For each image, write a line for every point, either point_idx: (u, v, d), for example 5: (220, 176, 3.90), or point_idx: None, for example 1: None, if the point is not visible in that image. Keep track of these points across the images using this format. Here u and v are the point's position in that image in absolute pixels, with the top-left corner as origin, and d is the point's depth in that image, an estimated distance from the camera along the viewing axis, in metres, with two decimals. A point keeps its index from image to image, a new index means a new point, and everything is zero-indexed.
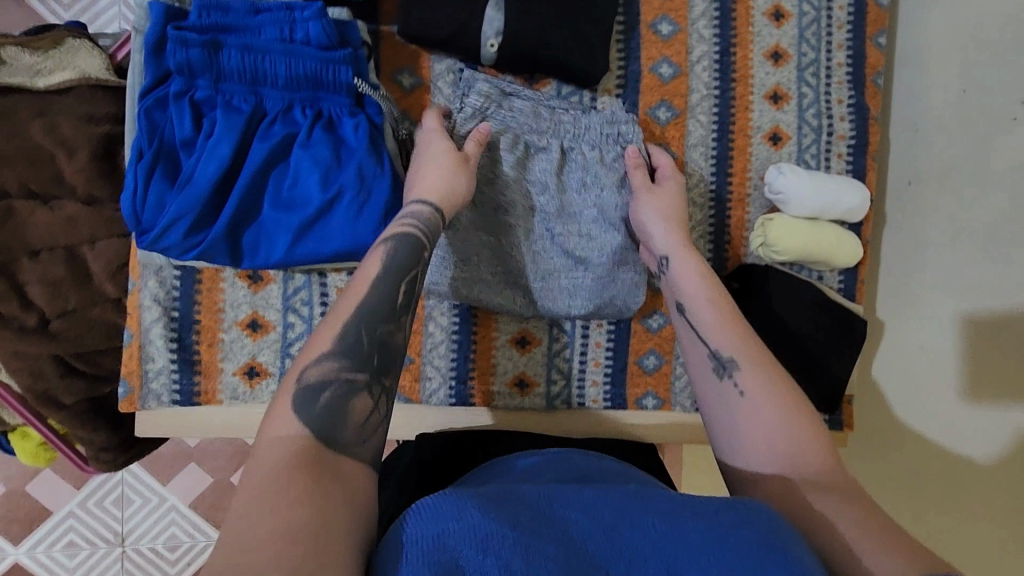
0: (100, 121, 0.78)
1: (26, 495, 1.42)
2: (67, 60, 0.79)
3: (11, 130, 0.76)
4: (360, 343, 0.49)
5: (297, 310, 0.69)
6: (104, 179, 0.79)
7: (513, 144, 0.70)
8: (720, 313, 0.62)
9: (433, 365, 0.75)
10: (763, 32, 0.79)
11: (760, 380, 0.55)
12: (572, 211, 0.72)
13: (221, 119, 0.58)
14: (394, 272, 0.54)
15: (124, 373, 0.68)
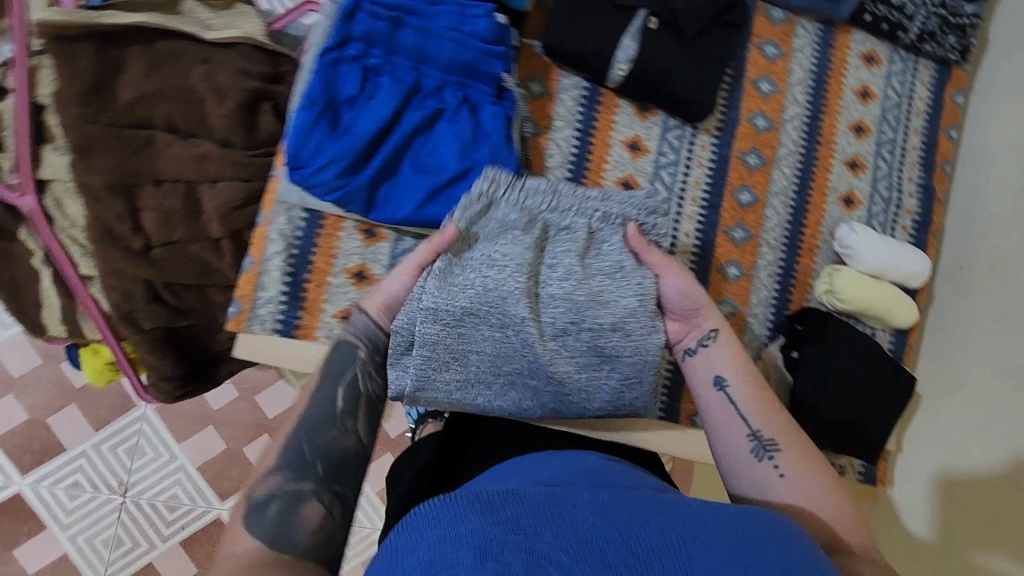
0: (252, 76, 0.87)
1: (47, 425, 1.46)
2: (235, 21, 0.88)
3: (175, 70, 0.85)
4: (303, 454, 0.60)
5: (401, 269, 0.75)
6: (242, 128, 0.87)
7: (528, 222, 0.69)
8: (760, 396, 0.65)
9: None
10: (850, 106, 0.88)
11: (795, 461, 0.60)
12: (604, 298, 0.69)
13: (386, 85, 0.67)
14: (333, 380, 0.64)
15: (238, 294, 0.73)
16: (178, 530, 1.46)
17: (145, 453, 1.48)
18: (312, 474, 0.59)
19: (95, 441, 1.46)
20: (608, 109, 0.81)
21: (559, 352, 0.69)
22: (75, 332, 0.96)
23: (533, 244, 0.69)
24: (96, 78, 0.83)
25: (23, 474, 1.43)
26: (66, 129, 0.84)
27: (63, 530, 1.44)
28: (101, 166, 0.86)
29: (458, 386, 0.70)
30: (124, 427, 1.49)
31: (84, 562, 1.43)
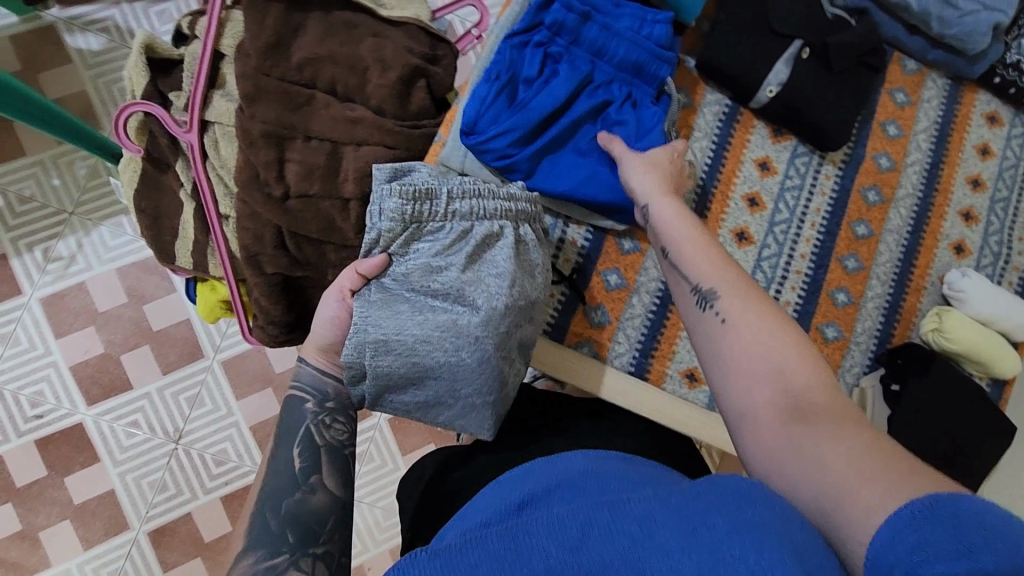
0: (414, 55, 0.95)
1: (118, 361, 1.48)
2: (406, 4, 0.98)
3: (347, 39, 0.94)
4: (271, 528, 0.66)
5: None
6: (396, 99, 0.94)
7: (459, 237, 0.74)
8: (695, 249, 0.67)
9: (624, 333, 0.85)
10: (969, 161, 0.92)
11: (737, 305, 0.61)
12: (527, 297, 0.77)
13: (564, 72, 0.76)
14: (289, 440, 0.72)
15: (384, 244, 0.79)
16: (222, 485, 1.48)
17: (204, 405, 1.50)
18: (286, 545, 0.65)
19: (159, 385, 1.48)
20: (744, 129, 0.87)
21: (502, 363, 0.76)
22: (199, 266, 1.02)
23: (464, 255, 0.75)
24: (277, 36, 0.92)
25: (89, 405, 1.46)
26: (241, 77, 0.92)
27: (114, 465, 1.46)
28: (262, 116, 0.93)
29: (413, 397, 0.77)
30: (187, 375, 1.50)
31: (127, 501, 1.45)
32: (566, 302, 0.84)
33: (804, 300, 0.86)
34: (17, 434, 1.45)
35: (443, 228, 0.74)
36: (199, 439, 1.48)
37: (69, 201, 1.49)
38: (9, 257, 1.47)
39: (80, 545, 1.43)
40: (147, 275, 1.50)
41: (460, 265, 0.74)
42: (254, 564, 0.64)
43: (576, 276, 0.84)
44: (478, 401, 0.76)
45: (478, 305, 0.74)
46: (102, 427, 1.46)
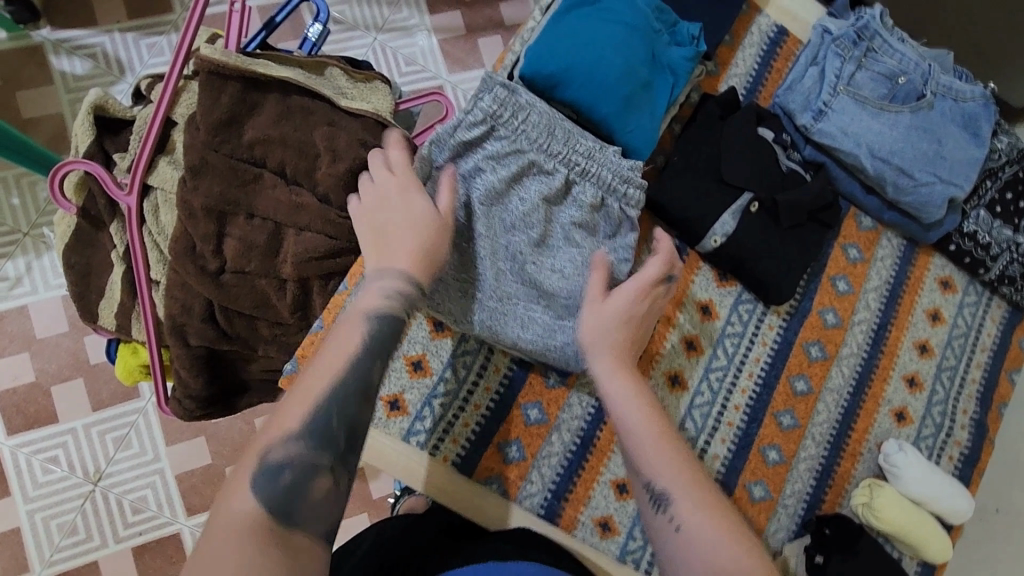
0: (368, 148, 0.93)
1: (48, 394, 1.41)
2: (367, 95, 0.98)
3: (302, 124, 0.93)
4: (330, 427, 0.65)
5: (456, 369, 0.89)
6: (344, 190, 0.93)
7: (511, 152, 0.78)
8: (648, 421, 0.70)
9: (539, 472, 0.89)
10: (918, 325, 0.90)
11: (691, 511, 0.65)
12: (550, 246, 0.83)
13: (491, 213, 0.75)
14: (372, 355, 0.69)
15: (300, 355, 0.93)
16: (136, 536, 1.39)
17: (131, 447, 1.42)
18: (335, 447, 0.64)
19: (86, 423, 1.41)
20: (689, 269, 0.85)
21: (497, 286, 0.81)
22: (123, 327, 0.98)
23: (513, 173, 0.79)
24: (230, 113, 0.90)
25: (7, 436, 1.39)
26: (188, 149, 0.89)
27: (25, 503, 1.38)
28: (205, 189, 0.90)
29: None
30: (118, 415, 1.43)
31: (31, 543, 1.37)
32: (488, 419, 0.89)
33: (734, 454, 0.83)
34: None
35: (511, 139, 0.78)
36: (118, 484, 1.41)
37: (24, 222, 1.44)
38: None
39: None
40: None
41: (501, 179, 0.79)
42: (302, 450, 0.63)
43: (498, 414, 0.89)
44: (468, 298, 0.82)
45: (492, 222, 0.80)
46: (17, 460, 1.39)
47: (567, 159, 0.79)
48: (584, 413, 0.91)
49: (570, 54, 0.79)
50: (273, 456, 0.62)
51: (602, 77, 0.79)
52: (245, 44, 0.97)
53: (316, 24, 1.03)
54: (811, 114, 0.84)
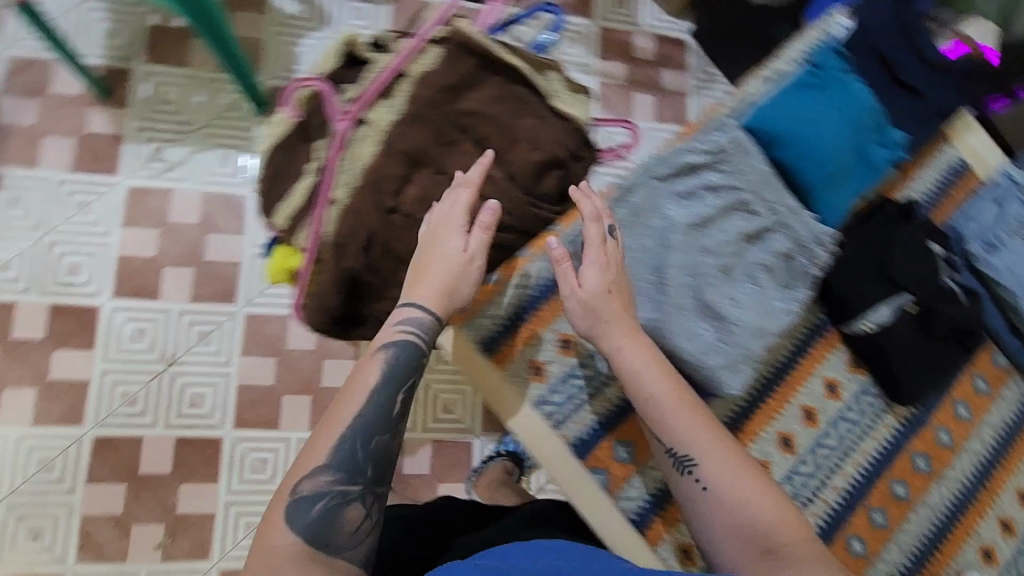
0: (562, 146, 1.02)
1: (159, 272, 1.62)
2: (575, 102, 1.05)
3: (514, 108, 1.01)
4: (358, 457, 0.85)
5: (585, 368, 1.30)
6: (529, 176, 1.01)
7: (727, 202, 1.18)
8: (679, 410, 1.02)
9: (631, 491, 1.26)
10: (1010, 501, 1.22)
11: (710, 476, 0.98)
12: (733, 279, 1.16)
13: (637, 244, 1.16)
14: (393, 383, 0.90)
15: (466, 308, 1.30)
16: (187, 424, 1.58)
17: (209, 344, 1.62)
18: (364, 476, 0.85)
19: (181, 310, 1.61)
20: (827, 347, 1.24)
21: (677, 291, 1.13)
22: (289, 230, 1.07)
23: (718, 210, 1.18)
24: (458, 81, 1.01)
25: (113, 297, 1.58)
26: (411, 99, 1.01)
27: (102, 361, 1.56)
28: (409, 137, 1.01)
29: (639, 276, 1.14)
30: (209, 312, 1.63)
31: (96, 398, 1.54)
32: (606, 416, 1.28)
33: (844, 502, 1.16)
34: (39, 292, 1.56)
35: (728, 177, 1.19)
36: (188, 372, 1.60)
37: (200, 118, 1.69)
38: (126, 140, 1.65)
39: (31, 418, 1.51)
40: (227, 210, 1.68)
41: (718, 204, 1.18)
42: (331, 482, 0.83)
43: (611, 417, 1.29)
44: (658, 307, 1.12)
45: (701, 247, 1.16)
46: (113, 322, 1.58)
47: (772, 211, 1.20)
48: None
49: (793, 129, 1.24)
50: (304, 490, 0.83)
51: (825, 125, 1.23)
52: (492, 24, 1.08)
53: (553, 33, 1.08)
54: (983, 244, 1.35)
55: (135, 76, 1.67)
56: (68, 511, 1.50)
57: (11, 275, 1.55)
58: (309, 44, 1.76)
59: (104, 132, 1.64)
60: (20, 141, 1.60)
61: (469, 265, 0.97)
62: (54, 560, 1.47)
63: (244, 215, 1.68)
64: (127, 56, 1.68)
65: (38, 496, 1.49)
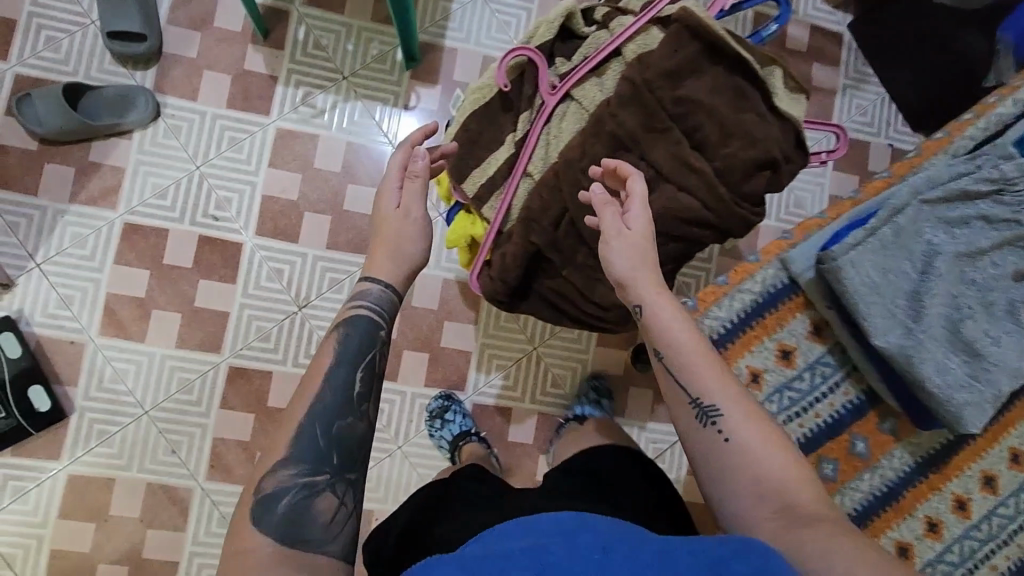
0: (779, 145, 0.98)
1: (298, 216, 1.66)
2: (792, 103, 1.01)
3: (733, 103, 0.98)
4: (320, 444, 0.95)
5: (818, 369, 1.26)
6: (738, 175, 0.98)
7: (1004, 234, 1.17)
8: (699, 355, 0.93)
9: (860, 486, 1.25)
10: None
11: (731, 423, 0.90)
12: (991, 311, 1.16)
13: (908, 259, 1.15)
14: (348, 363, 1.02)
15: (699, 297, 1.24)
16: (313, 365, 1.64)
17: (339, 292, 1.67)
18: (330, 464, 0.94)
19: (316, 255, 1.66)
20: None
21: (932, 321, 1.14)
22: (477, 198, 1.08)
23: (993, 243, 1.16)
24: (678, 67, 0.98)
25: (255, 235, 1.64)
26: (626, 81, 0.99)
27: (242, 295, 1.63)
28: (621, 119, 0.99)
29: (894, 283, 1.14)
30: (342, 261, 1.67)
31: (234, 331, 1.62)
32: (846, 413, 1.26)
33: None
34: (190, 222, 1.62)
35: (1014, 209, 1.18)
36: (318, 317, 1.65)
37: (348, 67, 1.70)
38: (279, 82, 1.67)
39: (174, 341, 1.60)
40: (367, 162, 1.69)
41: (996, 236, 1.17)
42: (296, 473, 0.93)
43: (841, 419, 1.26)
44: (902, 318, 1.14)
45: (964, 273, 1.16)
46: (253, 259, 1.64)
47: None
48: (911, 456, 1.26)
49: None
50: (269, 486, 0.92)
51: None
52: (716, 6, 1.03)
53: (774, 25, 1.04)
54: None
55: (291, 19, 1.68)
56: (203, 431, 1.60)
57: (166, 203, 1.62)
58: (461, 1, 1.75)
59: (258, 72, 1.67)
60: (182, 72, 1.64)
61: (407, 220, 1.09)
62: (187, 475, 1.58)
63: (383, 169, 1.70)
64: None
65: (176, 414, 1.59)
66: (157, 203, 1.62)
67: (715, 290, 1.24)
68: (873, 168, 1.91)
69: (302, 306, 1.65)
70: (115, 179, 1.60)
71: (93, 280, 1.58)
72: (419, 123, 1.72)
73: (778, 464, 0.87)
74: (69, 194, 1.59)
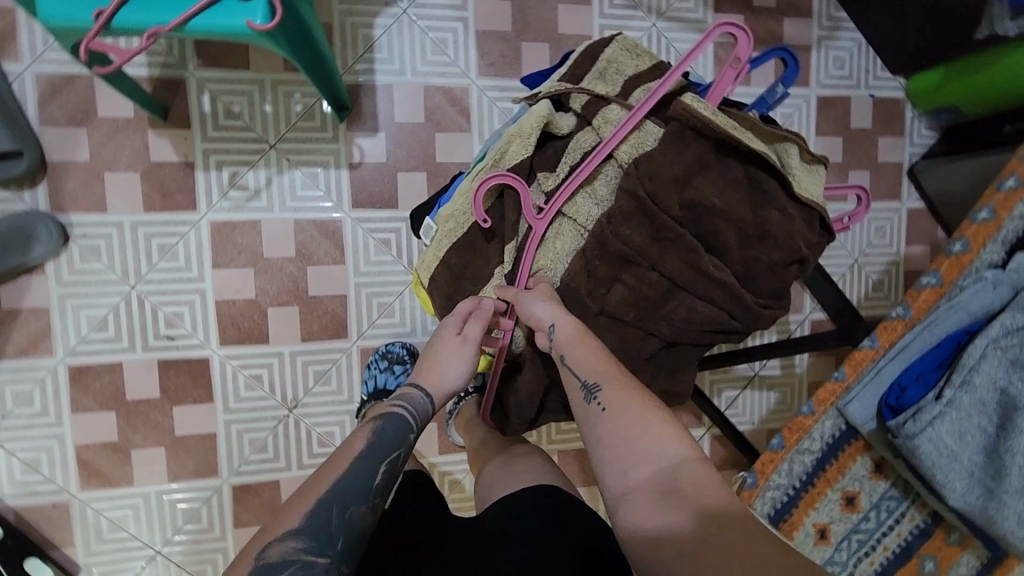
0: (805, 238, 0.88)
1: (262, 313, 1.49)
2: (811, 179, 0.91)
3: (752, 201, 0.86)
4: (330, 529, 0.74)
5: (882, 506, 1.18)
6: (764, 278, 0.89)
7: None
8: (585, 348, 0.87)
9: None
10: None
11: (615, 399, 0.84)
12: None
13: (986, 413, 1.00)
14: (378, 456, 0.83)
15: (757, 469, 1.18)
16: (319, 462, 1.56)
17: (328, 383, 1.54)
18: (333, 550, 0.72)
19: (295, 350, 1.51)
20: None
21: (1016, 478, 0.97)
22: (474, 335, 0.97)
23: None
24: (686, 170, 0.85)
25: (220, 346, 1.47)
26: (623, 193, 0.87)
27: (225, 412, 1.50)
28: (625, 236, 0.87)
29: (965, 444, 1.00)
30: (325, 350, 1.53)
31: (226, 449, 1.51)
32: (915, 535, 1.16)
33: None
34: (143, 348, 1.45)
35: None
36: (312, 414, 1.54)
37: (274, 134, 1.46)
38: (197, 168, 1.43)
39: (167, 475, 1.48)
40: (323, 238, 1.50)
41: None
42: (299, 550, 0.71)
43: (905, 547, 1.17)
44: (978, 481, 1.01)
45: None
46: (224, 371, 1.48)
47: None
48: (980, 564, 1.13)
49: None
50: (269, 555, 0.70)
51: None
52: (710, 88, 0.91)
53: (778, 88, 0.95)
54: None
55: (190, 88, 1.41)
56: (224, 553, 1.53)
57: (109, 333, 1.43)
58: (382, 24, 1.49)
59: (171, 161, 1.42)
60: (79, 181, 1.38)
61: (462, 346, 0.92)
62: None
63: (342, 241, 1.51)
64: (176, 62, 1.40)
65: (190, 545, 1.51)
66: (99, 337, 1.42)
67: (773, 457, 1.17)
68: (857, 124, 1.79)
69: (291, 407, 1.53)
70: (42, 323, 1.40)
71: (55, 437, 1.42)
72: (369, 180, 1.51)
73: (666, 443, 0.80)
74: None
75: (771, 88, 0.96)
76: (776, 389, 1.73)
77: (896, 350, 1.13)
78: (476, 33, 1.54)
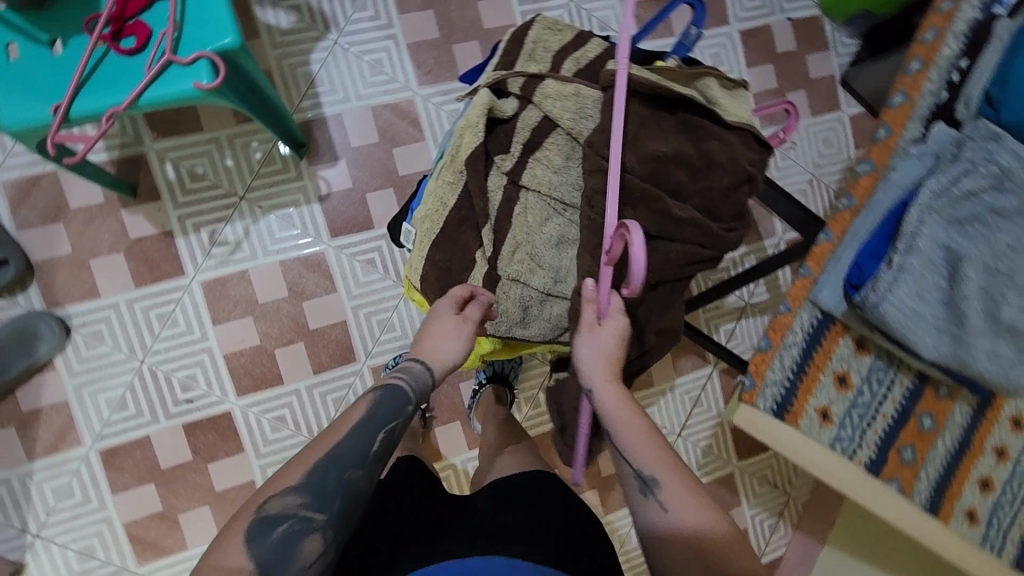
0: (746, 160, 0.97)
1: (270, 356, 1.54)
2: (739, 104, 1.00)
3: (692, 139, 0.95)
4: (326, 487, 0.77)
5: (872, 379, 1.24)
6: (721, 204, 0.97)
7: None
8: (629, 424, 0.87)
9: (926, 473, 1.24)
10: None
11: (674, 494, 0.80)
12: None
13: (936, 267, 1.08)
14: (375, 426, 0.84)
15: (752, 371, 1.27)
16: None
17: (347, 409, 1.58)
18: (328, 510, 0.77)
19: (308, 383, 1.56)
20: None
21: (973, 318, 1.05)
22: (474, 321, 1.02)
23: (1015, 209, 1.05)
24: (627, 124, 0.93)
25: (238, 396, 1.52)
26: None
27: (256, 459, 1.54)
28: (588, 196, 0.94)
29: (924, 299, 1.08)
30: (337, 377, 1.58)
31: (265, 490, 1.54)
32: (907, 398, 1.24)
33: None
34: (166, 417, 1.49)
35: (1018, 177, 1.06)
36: None
37: (241, 185, 1.51)
38: (176, 235, 1.48)
39: (215, 530, 1.52)
40: (310, 271, 1.55)
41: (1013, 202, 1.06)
42: (298, 506, 0.75)
43: (902, 410, 1.24)
44: (945, 331, 1.08)
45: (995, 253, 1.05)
46: (246, 419, 1.53)
47: None
48: (969, 411, 1.22)
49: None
50: (269, 508, 0.75)
51: None
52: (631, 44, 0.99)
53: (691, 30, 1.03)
54: None
55: (152, 160, 1.47)
56: None
57: (131, 411, 1.47)
58: (318, 58, 1.56)
59: (149, 234, 1.47)
60: (67, 274, 1.43)
61: (460, 322, 0.95)
62: None
63: (329, 271, 1.56)
64: (133, 140, 1.47)
65: None
66: (121, 416, 1.47)
67: (764, 357, 1.25)
68: (782, 49, 1.87)
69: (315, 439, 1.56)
70: (65, 416, 1.45)
71: (102, 520, 1.47)
72: (340, 207, 1.57)
73: (716, 528, 0.77)
74: (25, 453, 1.43)
75: (686, 32, 1.03)
76: (768, 313, 1.81)
77: (850, 236, 1.20)
78: (407, 46, 1.60)
